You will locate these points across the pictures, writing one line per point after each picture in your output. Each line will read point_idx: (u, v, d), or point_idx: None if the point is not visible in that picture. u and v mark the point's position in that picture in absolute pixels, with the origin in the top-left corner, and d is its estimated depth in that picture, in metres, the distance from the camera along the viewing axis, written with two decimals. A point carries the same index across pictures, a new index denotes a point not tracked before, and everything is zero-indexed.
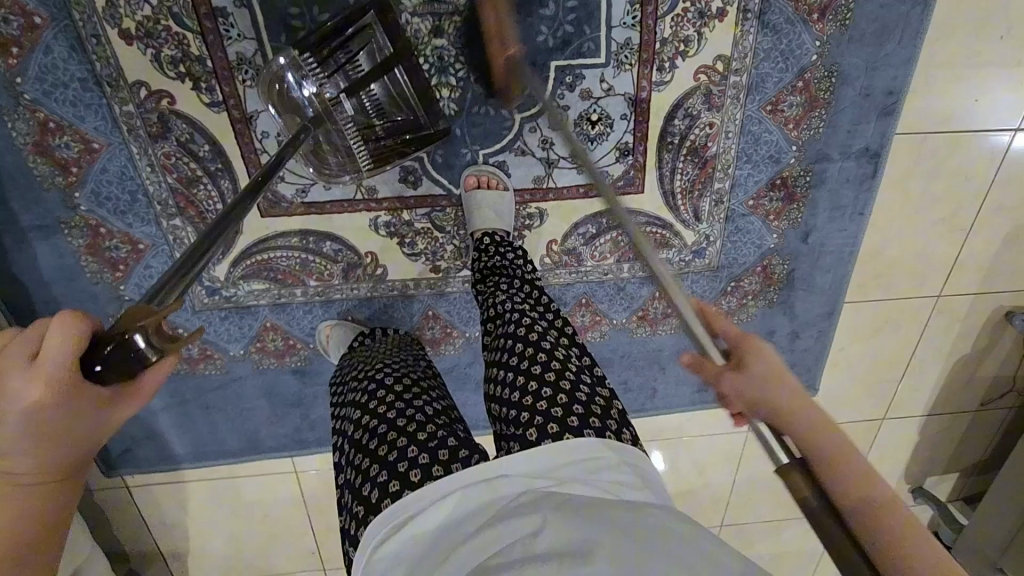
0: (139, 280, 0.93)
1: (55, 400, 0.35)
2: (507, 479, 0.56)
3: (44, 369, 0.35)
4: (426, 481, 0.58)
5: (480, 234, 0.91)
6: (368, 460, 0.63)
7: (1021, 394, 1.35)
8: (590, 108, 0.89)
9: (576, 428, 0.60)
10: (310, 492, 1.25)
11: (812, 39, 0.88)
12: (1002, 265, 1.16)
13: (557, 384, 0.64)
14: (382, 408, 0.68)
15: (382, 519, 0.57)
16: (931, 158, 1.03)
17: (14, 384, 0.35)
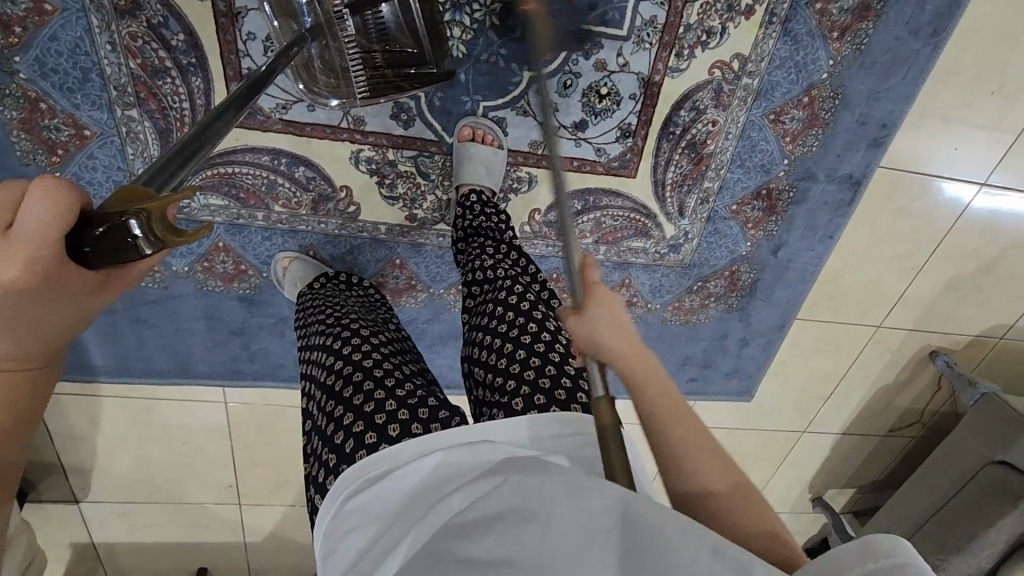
0: (78, 169, 0.83)
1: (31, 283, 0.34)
2: (489, 445, 0.57)
3: (18, 249, 0.33)
4: (405, 437, 0.61)
5: (466, 189, 0.88)
6: (342, 408, 0.65)
7: (923, 424, 1.49)
8: (601, 79, 0.85)
9: (564, 401, 0.64)
10: (238, 424, 1.20)
11: (827, 56, 0.88)
12: (939, 308, 1.24)
13: (546, 356, 0.67)
14: (361, 359, 0.70)
15: (354, 472, 0.59)
16: (902, 196, 1.08)
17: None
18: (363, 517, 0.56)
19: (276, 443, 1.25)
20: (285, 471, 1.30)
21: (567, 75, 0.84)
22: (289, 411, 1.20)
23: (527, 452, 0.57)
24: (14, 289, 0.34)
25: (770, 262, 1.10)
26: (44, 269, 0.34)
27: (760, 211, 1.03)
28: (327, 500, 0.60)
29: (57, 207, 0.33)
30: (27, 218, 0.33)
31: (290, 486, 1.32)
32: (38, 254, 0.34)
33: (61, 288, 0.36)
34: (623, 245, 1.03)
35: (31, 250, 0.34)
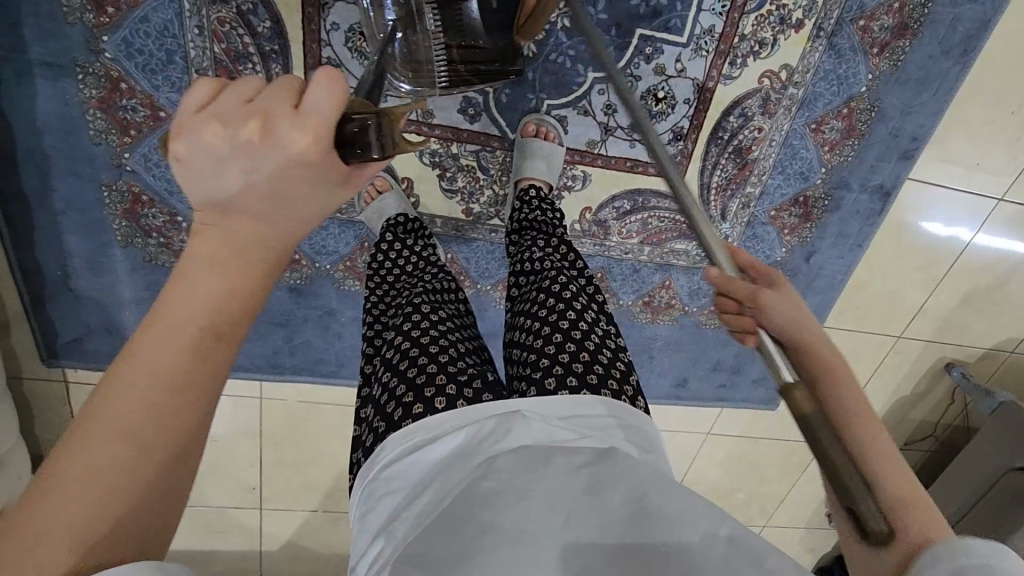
0: (149, 151, 0.85)
1: (316, 155, 0.37)
2: (524, 420, 0.59)
3: (309, 121, 0.37)
4: (448, 410, 0.63)
5: (525, 184, 0.91)
6: (397, 379, 0.67)
7: (936, 438, 1.52)
8: (659, 84, 0.90)
9: (594, 385, 0.66)
10: (269, 422, 1.18)
11: (866, 70, 0.94)
12: (956, 319, 1.29)
13: (582, 343, 0.69)
14: (418, 334, 0.71)
15: (393, 441, 0.62)
16: (926, 209, 1.13)
17: (282, 131, 0.37)
18: (400, 483, 0.59)
19: (304, 444, 1.23)
20: (311, 474, 1.27)
21: (627, 78, 0.89)
22: (322, 409, 1.19)
23: (559, 430, 0.60)
24: (301, 160, 0.37)
25: (803, 269, 1.14)
26: (324, 145, 0.37)
27: (797, 217, 1.07)
28: (367, 464, 0.63)
29: (337, 91, 0.37)
30: (318, 96, 0.37)
31: (313, 490, 1.29)
32: (324, 128, 0.37)
33: (325, 169, 0.38)
34: (666, 247, 1.07)
35: (319, 123, 0.37)
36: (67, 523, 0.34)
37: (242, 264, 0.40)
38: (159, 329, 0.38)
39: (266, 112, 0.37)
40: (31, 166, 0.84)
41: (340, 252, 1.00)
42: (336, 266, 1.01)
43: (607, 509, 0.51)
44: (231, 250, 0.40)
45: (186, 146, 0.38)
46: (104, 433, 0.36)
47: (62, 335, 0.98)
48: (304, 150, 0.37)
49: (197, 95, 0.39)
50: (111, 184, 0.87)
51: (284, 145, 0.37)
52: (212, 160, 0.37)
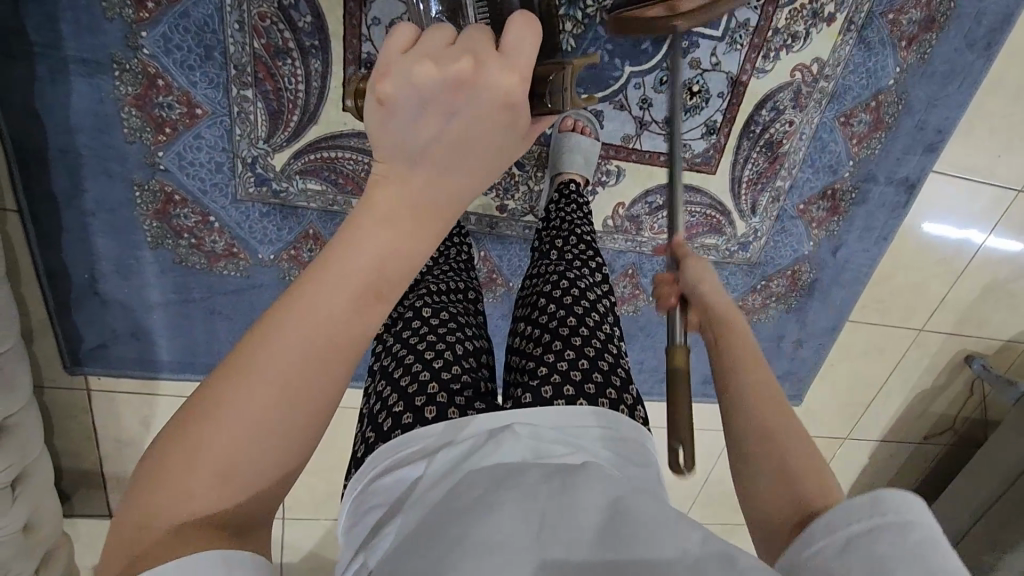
0: (183, 149, 0.83)
1: (516, 95, 0.43)
2: (512, 434, 0.56)
3: (517, 65, 0.42)
4: (439, 420, 0.63)
5: (564, 179, 0.90)
6: (393, 390, 0.68)
7: (955, 431, 1.53)
8: (694, 78, 0.91)
9: (592, 394, 0.64)
10: None
11: (894, 63, 0.96)
12: (976, 311, 1.31)
13: (581, 350, 0.68)
14: (415, 342, 0.72)
15: (388, 450, 0.62)
16: (948, 201, 1.15)
17: (492, 71, 0.42)
18: (386, 494, 0.58)
19: (330, 450, 1.20)
20: (335, 480, 1.25)
21: (663, 72, 0.90)
22: (350, 414, 1.17)
23: (547, 442, 0.57)
24: (507, 97, 0.42)
25: (829, 262, 1.15)
26: (520, 91, 0.43)
27: (825, 211, 1.08)
28: (359, 472, 0.63)
29: (536, 36, 0.44)
30: (521, 39, 0.43)
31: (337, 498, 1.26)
32: (528, 71, 0.43)
33: (516, 114, 0.44)
34: (697, 242, 1.07)
35: (521, 66, 0.43)
36: (224, 456, 0.39)
37: (413, 224, 0.44)
38: (322, 282, 0.42)
39: (477, 54, 0.42)
40: (62, 166, 0.82)
41: None
42: None
43: (578, 510, 0.48)
44: (404, 208, 0.44)
45: (394, 85, 0.42)
46: (242, 406, 0.40)
47: (86, 341, 0.95)
48: (506, 95, 0.42)
49: (399, 39, 0.44)
50: (143, 184, 0.85)
51: (492, 85, 0.42)
52: (418, 103, 0.41)
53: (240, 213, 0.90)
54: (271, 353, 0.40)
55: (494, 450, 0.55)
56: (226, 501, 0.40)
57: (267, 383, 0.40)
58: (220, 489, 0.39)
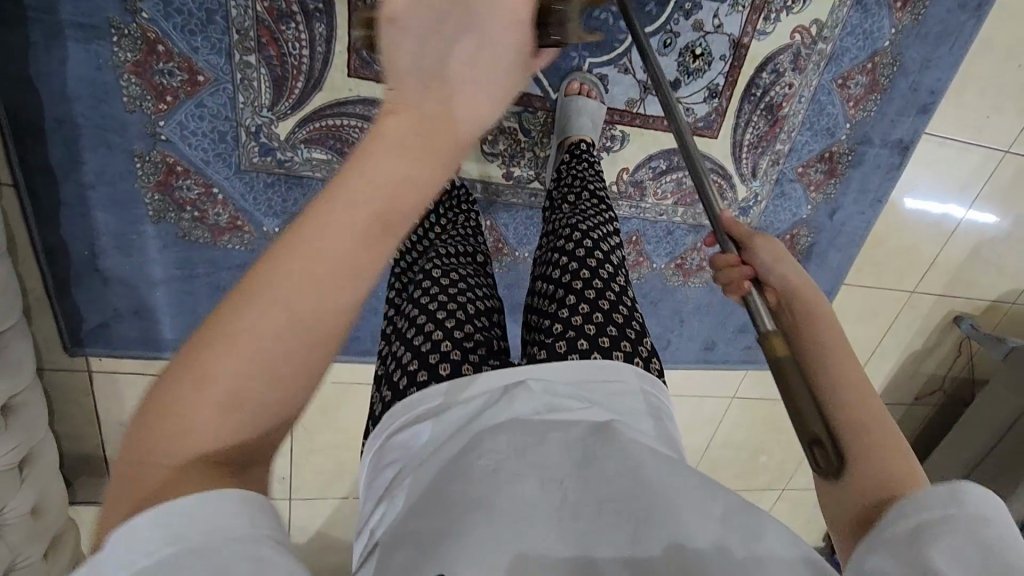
0: (185, 119, 0.82)
1: (508, 31, 0.45)
2: (525, 390, 0.54)
3: (504, 12, 0.44)
4: (456, 376, 0.59)
5: (574, 140, 0.90)
6: (407, 350, 0.63)
7: (943, 391, 1.58)
8: (697, 40, 0.92)
9: (606, 348, 0.63)
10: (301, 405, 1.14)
11: (890, 24, 0.98)
12: (964, 272, 1.34)
13: (594, 303, 0.66)
14: (426, 300, 0.66)
15: (402, 410, 0.58)
16: (940, 163, 1.17)
17: (487, 9, 0.44)
18: (403, 451, 0.55)
19: (337, 427, 1.19)
20: (344, 459, 1.23)
21: (668, 34, 0.90)
22: (356, 390, 1.16)
23: (562, 399, 0.55)
24: (498, 32, 0.44)
25: (827, 226, 1.17)
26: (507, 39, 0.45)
27: (822, 173, 1.10)
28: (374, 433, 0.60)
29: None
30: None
31: (346, 477, 1.24)
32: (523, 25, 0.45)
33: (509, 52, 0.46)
34: (698, 207, 1.08)
35: (501, 17, 0.44)
36: (229, 385, 0.37)
37: (415, 150, 0.42)
38: (314, 228, 0.39)
39: (464, 3, 0.43)
40: (60, 137, 0.79)
41: None
42: None
43: (600, 479, 0.46)
44: (400, 138, 0.41)
45: (392, 28, 0.43)
46: (244, 336, 0.38)
47: (86, 320, 0.93)
48: (498, 37, 0.45)
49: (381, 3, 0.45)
50: (143, 156, 0.83)
51: (482, 24, 0.44)
52: (415, 42, 0.43)
53: (245, 184, 0.88)
54: (270, 287, 0.38)
55: (511, 409, 0.53)
56: (229, 437, 0.38)
57: (267, 313, 0.38)
58: (223, 424, 0.37)
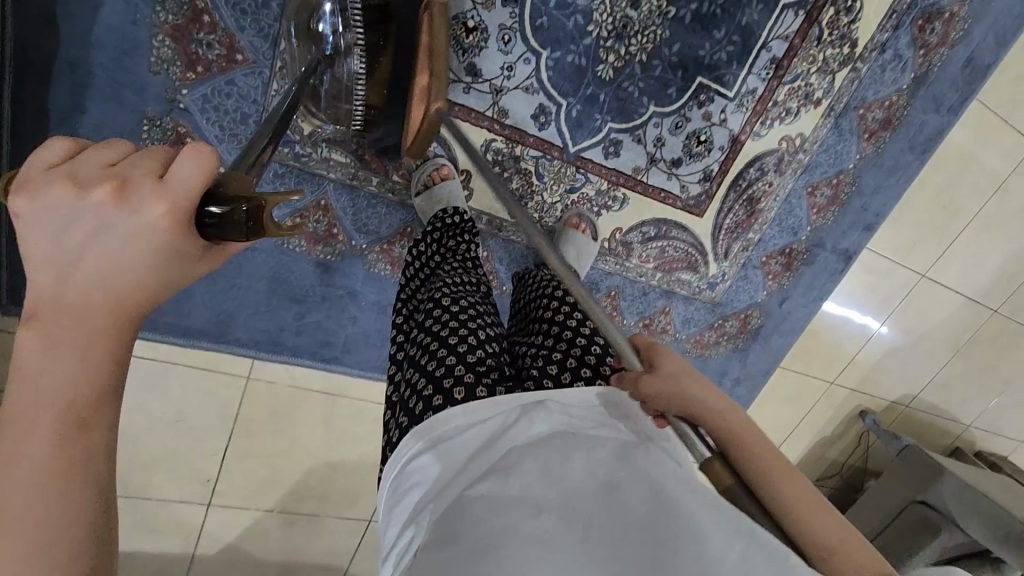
0: (211, 92, 0.79)
1: (172, 226, 0.36)
2: (546, 412, 0.53)
3: (170, 192, 0.35)
4: (471, 399, 0.59)
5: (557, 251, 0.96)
6: (421, 377, 0.62)
7: (840, 477, 1.74)
8: (703, 128, 1.01)
9: (605, 375, 0.64)
10: (246, 407, 1.06)
11: (855, 151, 1.12)
12: (874, 374, 1.52)
13: (589, 336, 0.68)
14: (436, 326, 0.66)
15: (421, 433, 0.56)
16: (872, 276, 1.34)
17: (139, 198, 0.35)
18: (426, 474, 0.53)
19: (279, 438, 1.11)
20: (278, 470, 1.13)
21: (680, 118, 1.00)
22: (310, 399, 1.10)
23: (582, 424, 0.54)
24: (158, 234, 0.36)
25: (775, 312, 1.29)
26: (182, 217, 0.36)
27: (780, 266, 1.23)
28: (390, 464, 0.57)
29: (206, 162, 0.35)
30: (179, 166, 0.35)
31: (272, 494, 1.14)
32: (179, 199, 0.35)
33: (186, 239, 0.37)
34: (674, 276, 1.16)
35: (176, 197, 0.35)
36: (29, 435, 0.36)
37: (94, 332, 0.37)
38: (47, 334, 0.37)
39: (124, 177, 0.35)
40: (68, 81, 0.74)
41: (380, 233, 0.97)
42: (373, 247, 0.98)
43: (624, 510, 0.44)
44: (67, 315, 0.37)
45: (23, 206, 0.35)
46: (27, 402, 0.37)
47: None
48: (159, 221, 0.35)
49: (51, 155, 0.37)
50: (152, 119, 0.78)
51: (137, 215, 0.35)
52: (53, 228, 0.35)
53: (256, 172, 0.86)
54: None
55: (533, 429, 0.52)
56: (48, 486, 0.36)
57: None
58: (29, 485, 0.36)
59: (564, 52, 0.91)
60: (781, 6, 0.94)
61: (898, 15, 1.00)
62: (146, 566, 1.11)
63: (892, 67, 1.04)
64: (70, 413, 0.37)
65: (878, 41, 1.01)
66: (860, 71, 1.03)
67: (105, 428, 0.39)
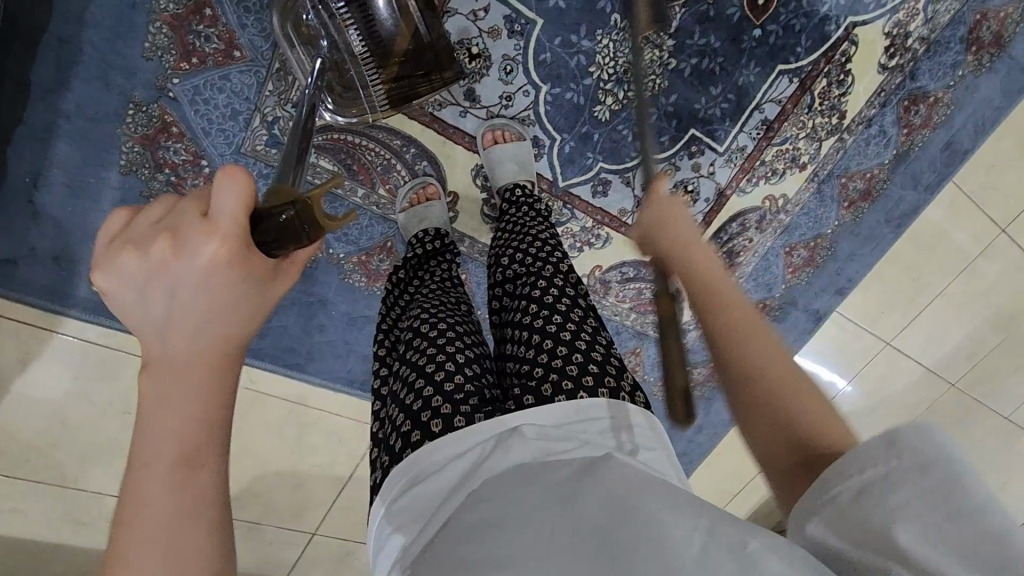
0: (203, 85, 0.78)
1: (229, 261, 0.38)
2: (521, 438, 0.54)
3: (218, 229, 0.37)
4: (447, 432, 0.58)
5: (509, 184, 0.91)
6: (403, 413, 0.62)
7: None
8: (691, 179, 1.03)
9: (591, 386, 0.62)
10: None
11: (834, 217, 1.15)
12: None
13: (573, 343, 0.64)
14: (415, 356, 0.65)
15: (406, 466, 0.57)
16: (840, 339, 1.36)
17: (192, 241, 0.37)
18: (413, 505, 0.54)
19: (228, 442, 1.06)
20: None
21: (669, 166, 1.01)
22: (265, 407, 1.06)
23: (558, 445, 0.55)
24: (215, 270, 0.38)
25: None
26: (236, 246, 0.38)
27: None
28: (379, 499, 0.58)
29: (245, 190, 0.38)
30: (224, 200, 0.37)
31: None
32: (234, 229, 0.37)
33: (247, 267, 0.39)
34: (648, 318, 1.16)
35: (224, 231, 0.37)
36: (161, 488, 0.38)
37: (200, 373, 0.39)
38: (157, 390, 0.39)
39: (174, 227, 0.37)
40: (54, 56, 0.72)
41: (359, 244, 0.96)
42: (351, 257, 0.96)
43: (580, 518, 0.43)
44: (173, 370, 0.39)
45: (105, 280, 0.38)
46: (150, 457, 0.39)
47: None
48: (216, 257, 0.37)
49: (114, 225, 0.40)
50: (138, 105, 0.76)
51: (195, 257, 0.37)
52: (135, 290, 0.38)
53: (239, 170, 0.84)
54: (121, 553, 0.37)
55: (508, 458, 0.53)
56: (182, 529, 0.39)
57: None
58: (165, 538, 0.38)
59: (563, 88, 0.91)
60: (777, 71, 0.96)
61: (886, 94, 1.03)
62: (69, 562, 1.05)
63: (876, 142, 1.08)
64: (188, 450, 0.39)
65: (865, 116, 1.04)
66: (845, 142, 1.06)
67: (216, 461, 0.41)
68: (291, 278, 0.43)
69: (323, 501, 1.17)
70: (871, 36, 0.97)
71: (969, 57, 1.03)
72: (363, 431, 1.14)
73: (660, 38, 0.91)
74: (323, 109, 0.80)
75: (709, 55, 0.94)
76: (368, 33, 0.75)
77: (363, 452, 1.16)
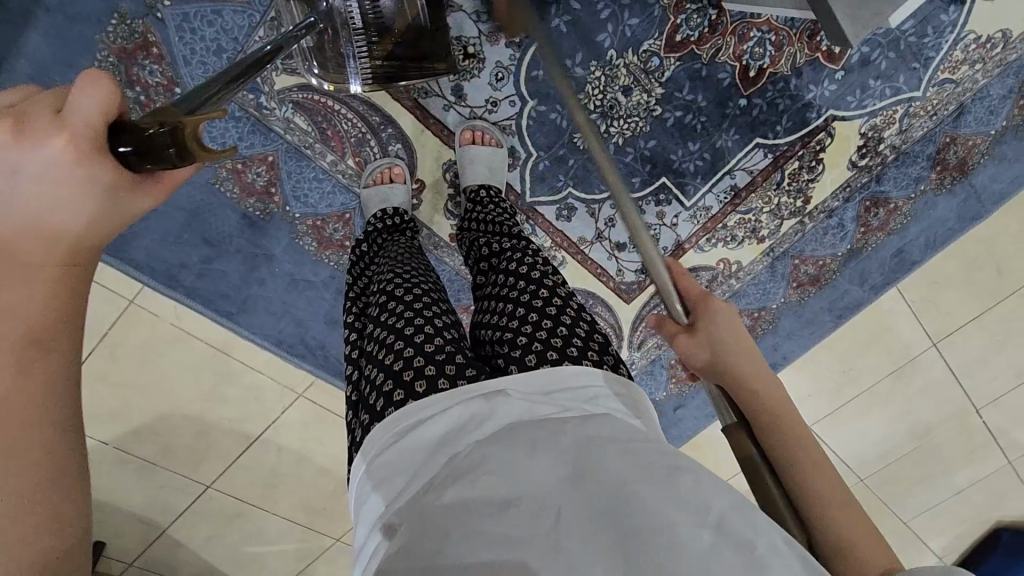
0: (192, 14, 0.78)
1: (79, 152, 0.35)
2: (507, 399, 0.51)
3: (72, 122, 0.35)
4: (432, 393, 0.54)
5: (474, 187, 0.91)
6: (382, 374, 0.58)
7: None
8: (653, 225, 1.06)
9: (575, 356, 0.59)
10: (108, 333, 0.97)
11: (781, 294, 1.18)
12: None
13: (557, 317, 0.62)
14: (392, 319, 0.62)
15: (385, 427, 0.53)
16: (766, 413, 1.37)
17: (36, 129, 0.35)
18: (395, 464, 0.50)
19: (134, 376, 1.02)
20: (124, 407, 1.04)
21: (636, 208, 1.04)
22: (181, 349, 1.02)
23: (543, 406, 0.51)
24: (57, 162, 0.35)
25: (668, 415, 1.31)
26: (88, 143, 0.36)
27: (684, 373, 1.26)
28: (356, 463, 0.54)
29: (109, 98, 0.36)
30: (84, 99, 0.35)
31: (105, 428, 1.05)
32: (85, 132, 0.35)
33: (101, 169, 0.36)
34: None
35: (78, 126, 0.35)
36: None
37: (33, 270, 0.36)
38: None
39: (24, 115, 0.36)
40: None
41: (316, 209, 0.96)
42: (306, 219, 0.96)
43: (591, 498, 0.41)
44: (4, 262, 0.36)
45: None
46: None
47: None
48: (64, 150, 0.35)
49: None
50: (122, 15, 0.76)
51: (36, 146, 0.34)
52: None
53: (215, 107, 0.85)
54: None
55: (493, 420, 0.49)
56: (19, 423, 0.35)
57: None
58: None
59: (549, 109, 0.94)
60: (754, 143, 1.01)
61: (851, 190, 1.08)
62: None
63: (833, 233, 1.12)
64: (20, 343, 0.36)
65: (827, 206, 1.09)
66: (805, 226, 1.11)
67: (64, 354, 0.38)
68: (157, 198, 0.41)
69: (225, 454, 1.13)
70: (847, 132, 1.02)
71: (932, 175, 1.09)
72: (282, 394, 1.12)
73: (651, 85, 0.95)
74: (310, 72, 0.81)
75: (694, 111, 0.97)
76: (369, 7, 0.76)
77: (277, 415, 1.13)
